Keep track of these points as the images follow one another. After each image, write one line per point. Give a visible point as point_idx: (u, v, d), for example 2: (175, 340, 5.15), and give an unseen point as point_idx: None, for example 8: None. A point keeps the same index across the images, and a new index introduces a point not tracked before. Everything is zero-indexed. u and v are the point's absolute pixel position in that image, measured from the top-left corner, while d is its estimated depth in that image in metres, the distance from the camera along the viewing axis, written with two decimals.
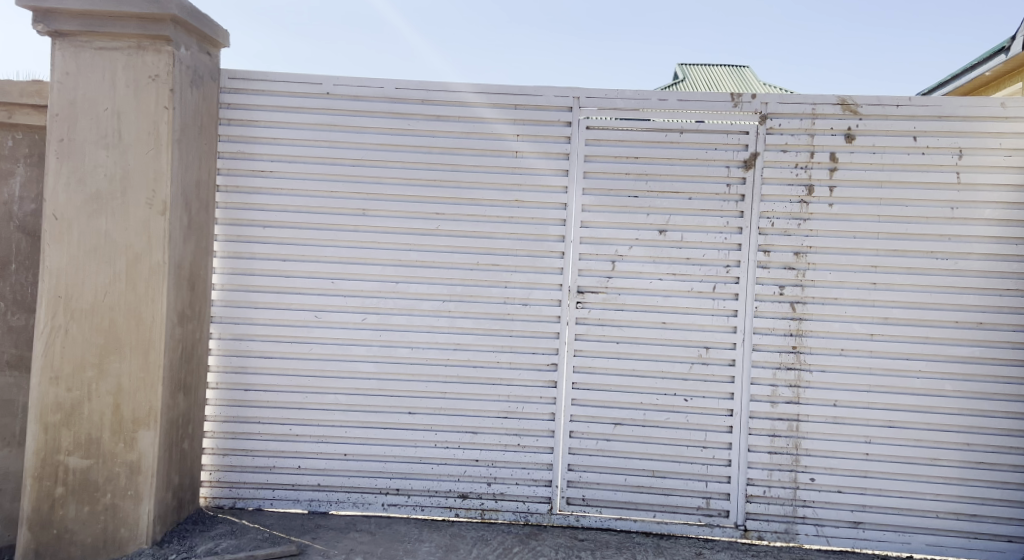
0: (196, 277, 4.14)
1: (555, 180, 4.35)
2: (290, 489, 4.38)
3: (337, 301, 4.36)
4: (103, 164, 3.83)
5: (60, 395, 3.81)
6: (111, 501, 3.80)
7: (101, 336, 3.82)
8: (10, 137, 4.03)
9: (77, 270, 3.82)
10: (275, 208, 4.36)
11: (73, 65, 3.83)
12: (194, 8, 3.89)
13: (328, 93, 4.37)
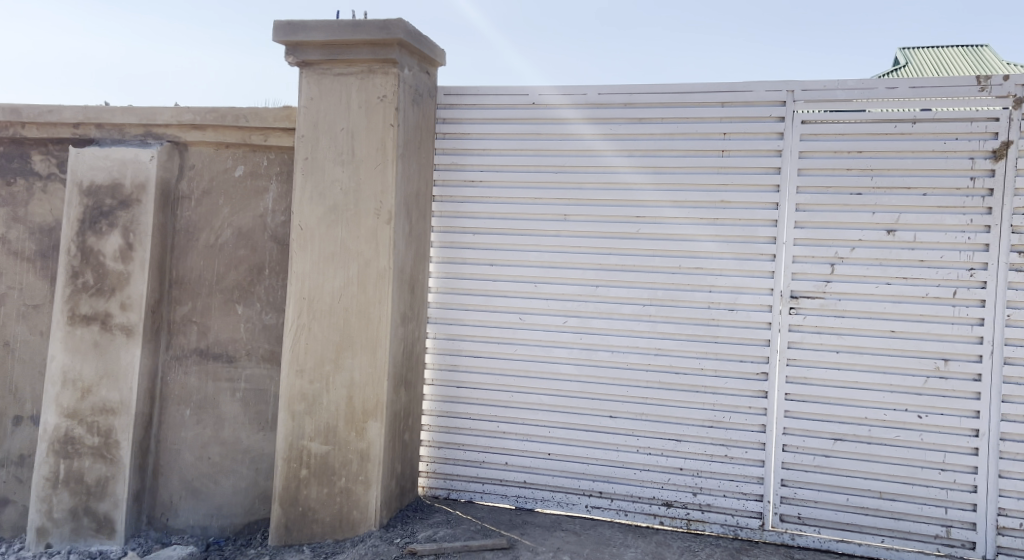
0: (415, 282, 4.45)
1: (766, 179, 4.15)
2: (498, 484, 4.55)
3: (541, 305, 4.47)
4: (340, 179, 4.24)
5: (304, 387, 4.26)
6: (345, 484, 4.19)
7: (337, 334, 4.22)
8: (266, 158, 4.61)
9: (318, 275, 4.26)
10: (483, 215, 4.57)
11: (316, 90, 4.28)
12: (418, 31, 4.20)
13: (534, 102, 4.51)
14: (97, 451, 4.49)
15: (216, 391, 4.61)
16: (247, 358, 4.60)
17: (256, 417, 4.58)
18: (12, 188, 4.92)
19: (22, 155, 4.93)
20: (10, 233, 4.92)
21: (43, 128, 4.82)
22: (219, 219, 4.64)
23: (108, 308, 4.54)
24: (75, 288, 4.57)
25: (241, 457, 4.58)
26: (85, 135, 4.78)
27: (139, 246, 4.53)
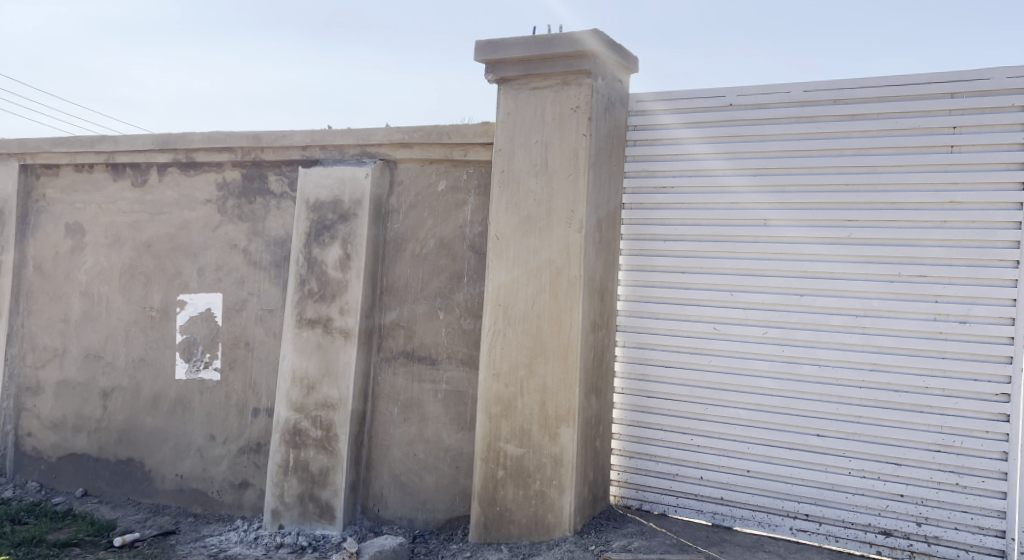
0: (605, 290, 4.45)
1: (1007, 176, 3.69)
2: (694, 499, 4.41)
3: (739, 314, 4.28)
4: (534, 189, 4.35)
5: (500, 390, 4.41)
6: (540, 488, 4.27)
7: (531, 340, 4.32)
8: (465, 172, 4.86)
9: (513, 283, 4.39)
10: (676, 222, 4.47)
11: (513, 105, 4.44)
12: (611, 39, 4.21)
13: (731, 104, 4.36)
14: (320, 443, 4.94)
15: (421, 392, 4.91)
16: (448, 362, 4.85)
17: (456, 417, 4.81)
18: (252, 207, 5.58)
19: (260, 177, 5.58)
20: (251, 246, 5.58)
21: (278, 152, 5.44)
22: (424, 231, 4.95)
23: (329, 313, 5.00)
24: (303, 294, 5.10)
25: (443, 455, 4.84)
26: (312, 156, 5.32)
27: (355, 256, 4.94)
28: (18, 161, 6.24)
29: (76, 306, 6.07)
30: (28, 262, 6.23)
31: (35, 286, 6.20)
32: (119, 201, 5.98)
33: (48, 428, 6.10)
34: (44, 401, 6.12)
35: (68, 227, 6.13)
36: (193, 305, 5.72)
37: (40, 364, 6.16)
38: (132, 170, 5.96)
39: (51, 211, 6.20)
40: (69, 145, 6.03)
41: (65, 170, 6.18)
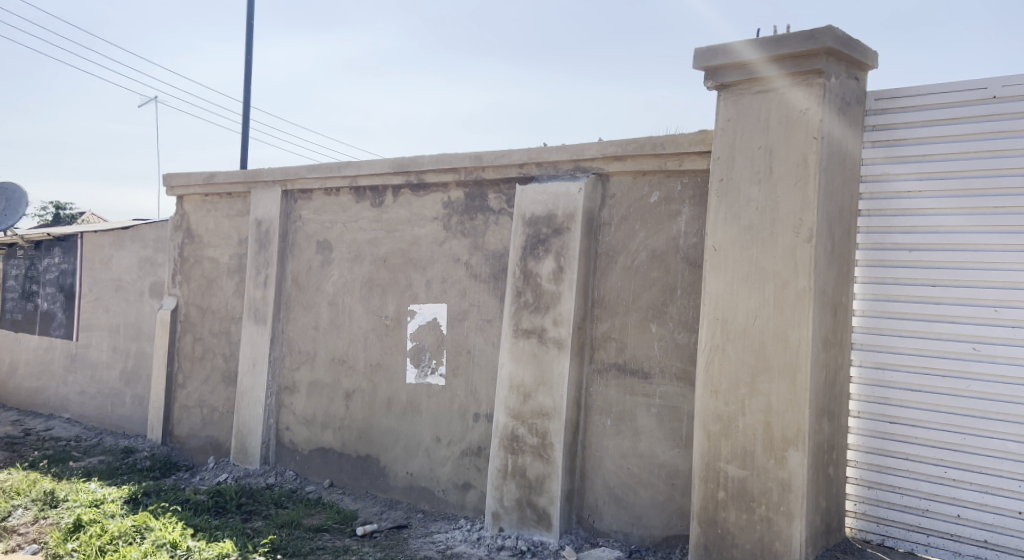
0: (838, 303, 4.11)
1: None
2: (948, 539, 3.93)
3: (1004, 332, 3.76)
4: (756, 198, 4.15)
5: (720, 407, 4.23)
6: (765, 513, 4.02)
7: (754, 356, 4.11)
8: (679, 182, 4.77)
9: (733, 296, 4.21)
10: (923, 229, 4.02)
11: (734, 112, 4.28)
12: (848, 35, 3.91)
13: (994, 96, 3.86)
14: (537, 451, 5.08)
15: (634, 406, 4.87)
16: (661, 376, 4.76)
17: (672, 433, 4.70)
18: (474, 223, 5.91)
19: (481, 195, 5.89)
20: (472, 259, 5.91)
21: (498, 171, 5.71)
22: (636, 243, 4.91)
23: (545, 324, 5.13)
24: (519, 305, 5.29)
25: (659, 471, 4.75)
26: (529, 173, 5.52)
27: (569, 269, 5.04)
28: (280, 187, 7.13)
29: (325, 315, 6.80)
30: (287, 275, 7.09)
31: (292, 297, 7.03)
32: (360, 220, 6.62)
33: (302, 423, 6.89)
34: (299, 399, 6.92)
35: (319, 245, 6.90)
36: (421, 315, 6.17)
37: (296, 366, 6.97)
38: (371, 191, 6.57)
39: (306, 230, 7.01)
40: (321, 172, 6.79)
41: (317, 194, 6.96)
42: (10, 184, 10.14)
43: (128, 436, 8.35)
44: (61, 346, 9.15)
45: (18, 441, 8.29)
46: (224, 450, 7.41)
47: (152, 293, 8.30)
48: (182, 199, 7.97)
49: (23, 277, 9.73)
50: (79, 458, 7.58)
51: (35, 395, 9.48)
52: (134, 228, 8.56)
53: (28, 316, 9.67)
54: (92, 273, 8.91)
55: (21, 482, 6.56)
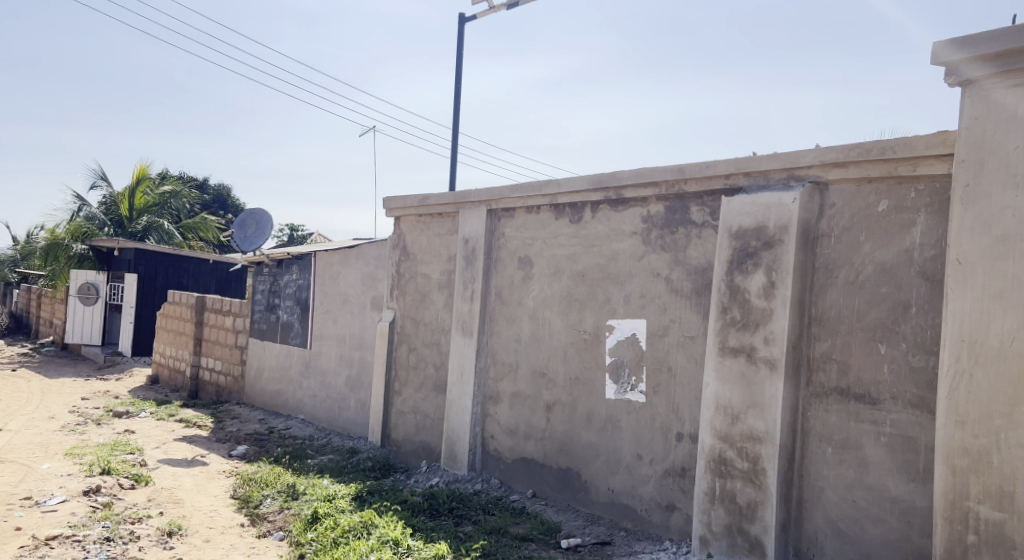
0: None
1: None
2: None
3: None
4: (1013, 205, 3.68)
5: (967, 440, 3.75)
6: None
7: (1012, 384, 3.62)
8: (913, 189, 4.40)
9: (986, 315, 3.73)
10: None
11: (983, 109, 3.82)
12: None
13: None
14: (747, 476, 4.82)
15: (859, 433, 4.51)
16: (893, 403, 4.40)
17: (906, 466, 4.32)
18: (675, 237, 5.79)
19: (683, 208, 5.76)
20: (672, 274, 5.79)
21: (701, 183, 5.55)
22: (860, 255, 4.58)
23: (754, 342, 4.88)
24: (725, 322, 5.07)
25: (890, 506, 4.36)
26: (735, 184, 5.30)
27: (781, 284, 4.76)
28: (485, 207, 7.41)
29: (526, 328, 6.97)
30: (491, 290, 7.36)
31: (495, 311, 7.29)
32: (560, 236, 6.73)
33: (505, 433, 7.11)
34: (502, 409, 7.15)
35: (521, 261, 7.11)
36: (620, 330, 6.14)
37: (499, 378, 7.21)
38: (571, 208, 6.66)
39: (508, 247, 7.24)
40: (523, 191, 6.98)
41: (519, 212, 7.17)
42: (260, 210, 11.59)
43: (352, 437, 9.13)
44: (298, 353, 10.24)
45: (264, 437, 9.37)
46: (435, 455, 7.86)
47: (372, 306, 9.04)
48: (400, 219, 8.54)
49: (268, 292, 11.02)
50: (313, 455, 8.40)
51: (276, 396, 10.68)
52: (358, 247, 9.39)
53: (271, 326, 10.92)
54: (323, 287, 9.88)
55: (268, 474, 7.41)
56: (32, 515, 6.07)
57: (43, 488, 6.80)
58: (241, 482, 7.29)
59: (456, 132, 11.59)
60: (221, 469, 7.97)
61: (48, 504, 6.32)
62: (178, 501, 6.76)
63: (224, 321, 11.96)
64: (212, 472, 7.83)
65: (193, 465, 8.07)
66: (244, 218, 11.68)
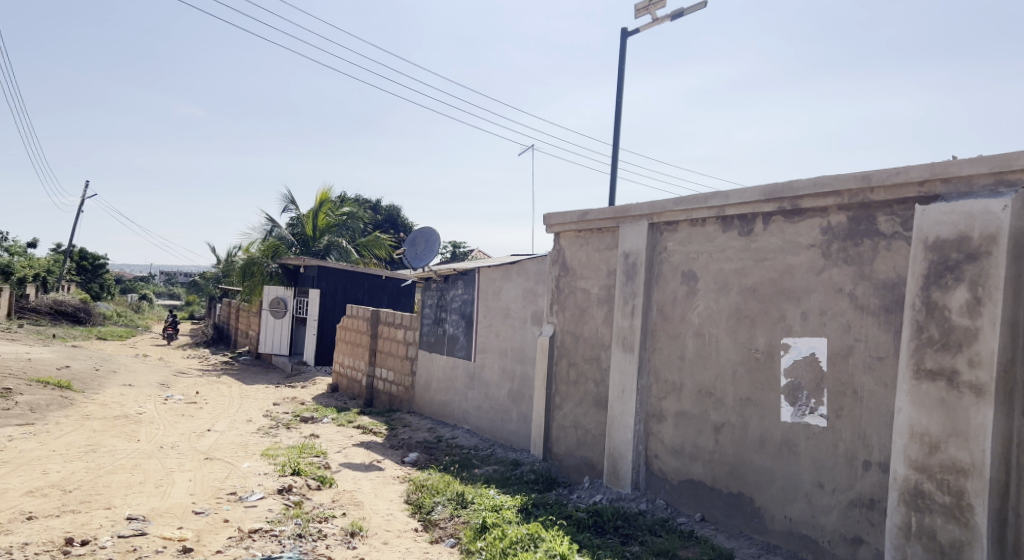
0: None
1: None
2: None
3: None
4: None
5: None
6: None
7: None
8: None
9: None
10: None
11: None
12: None
13: None
14: (949, 511, 4.40)
15: None
16: None
17: None
18: (860, 249, 5.43)
19: (868, 218, 5.41)
20: (858, 289, 5.45)
21: (890, 191, 5.19)
22: None
23: (955, 365, 4.45)
24: (920, 342, 4.64)
25: None
26: (932, 192, 4.94)
27: (990, 302, 4.33)
28: (647, 220, 7.17)
29: (691, 345, 6.71)
30: (653, 306, 7.11)
31: (658, 327, 7.04)
32: (728, 250, 6.46)
33: (670, 453, 6.84)
34: (666, 428, 6.89)
35: (684, 275, 6.85)
36: (797, 349, 5.83)
37: (662, 396, 6.95)
38: (740, 220, 6.38)
39: (671, 261, 6.98)
40: (688, 203, 6.74)
41: (682, 225, 6.90)
42: (428, 228, 12.16)
43: (515, 449, 9.29)
44: (463, 366, 10.58)
45: (433, 446, 9.77)
46: (597, 472, 7.70)
47: (534, 320, 9.17)
48: (559, 235, 8.35)
49: (435, 306, 11.51)
50: (479, 465, 8.63)
51: (443, 406, 11.11)
52: (520, 262, 9.57)
53: (438, 339, 11.38)
54: (486, 302, 10.16)
55: (439, 481, 7.71)
56: (237, 509, 6.71)
57: (245, 484, 7.52)
58: (414, 488, 7.63)
59: (617, 146, 11.56)
60: (395, 475, 8.39)
61: (249, 500, 6.97)
62: (359, 503, 7.20)
63: (396, 334, 12.64)
64: (388, 478, 8.27)
65: (370, 469, 8.56)
66: (413, 236, 12.29)
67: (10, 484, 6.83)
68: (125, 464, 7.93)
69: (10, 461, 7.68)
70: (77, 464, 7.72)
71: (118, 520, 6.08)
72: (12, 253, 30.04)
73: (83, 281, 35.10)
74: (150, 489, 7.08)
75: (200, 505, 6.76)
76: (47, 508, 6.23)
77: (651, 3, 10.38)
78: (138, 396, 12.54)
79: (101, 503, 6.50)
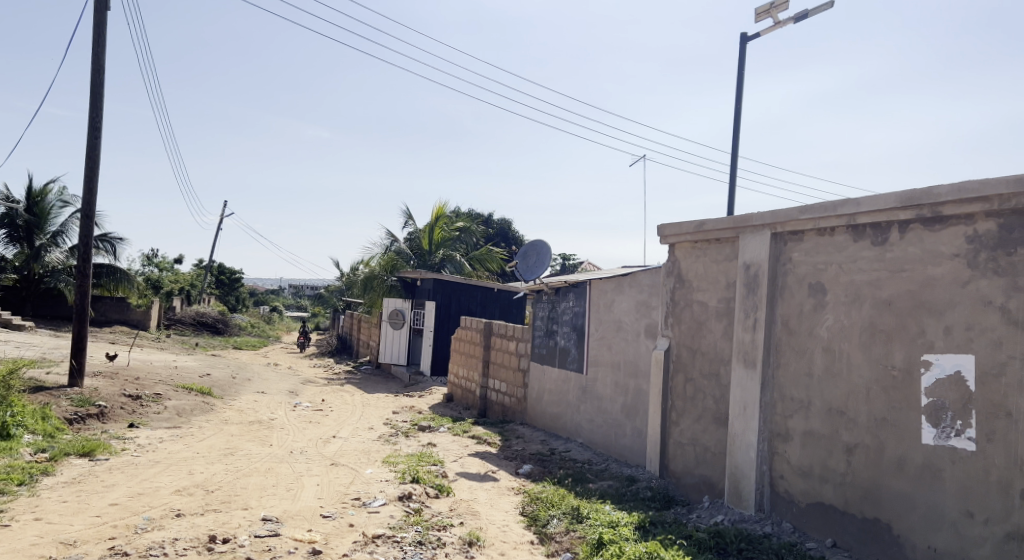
0: None
1: None
2: None
3: None
4: None
5: None
6: None
7: None
8: None
9: None
10: None
11: None
12: None
13: None
14: None
15: None
16: None
17: None
18: (1013, 259, 5.12)
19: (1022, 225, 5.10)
20: (1011, 302, 5.11)
21: None
22: None
23: None
24: None
25: None
26: None
27: None
28: (769, 230, 6.88)
29: (820, 361, 6.39)
30: (777, 319, 6.81)
31: (782, 342, 6.73)
32: (859, 260, 6.12)
33: (798, 474, 6.51)
34: (793, 448, 6.57)
35: (811, 287, 6.53)
36: (940, 366, 5.47)
37: (789, 414, 6.63)
38: (872, 228, 6.04)
39: (796, 272, 6.67)
40: (814, 211, 6.43)
41: (809, 235, 6.58)
42: (540, 241, 12.22)
43: (630, 465, 9.14)
44: (575, 379, 10.54)
45: (546, 458, 9.77)
46: (718, 491, 7.43)
47: (648, 334, 9.01)
48: (674, 246, 8.15)
49: (547, 318, 11.54)
50: (593, 480, 8.55)
51: (555, 419, 11.11)
52: (632, 274, 9.43)
53: (550, 351, 11.40)
54: (598, 315, 10.09)
55: (554, 494, 7.69)
56: (361, 514, 6.97)
57: (368, 490, 7.79)
58: (529, 500, 7.66)
59: (734, 154, 11.22)
60: (510, 486, 8.45)
61: (373, 505, 7.22)
62: (476, 512, 7.30)
63: (508, 346, 12.77)
64: (503, 489, 8.34)
65: (486, 480, 8.67)
66: (525, 249, 12.38)
67: (161, 483, 7.40)
68: (260, 467, 8.41)
69: (160, 461, 8.32)
70: (218, 466, 8.27)
71: (255, 521, 6.45)
72: (160, 269, 32.70)
73: (221, 295, 37.69)
74: (282, 492, 7.47)
75: (328, 509, 7.06)
76: (193, 507, 6.70)
77: (771, 6, 10.05)
78: (270, 403, 13.29)
79: (239, 503, 6.92)
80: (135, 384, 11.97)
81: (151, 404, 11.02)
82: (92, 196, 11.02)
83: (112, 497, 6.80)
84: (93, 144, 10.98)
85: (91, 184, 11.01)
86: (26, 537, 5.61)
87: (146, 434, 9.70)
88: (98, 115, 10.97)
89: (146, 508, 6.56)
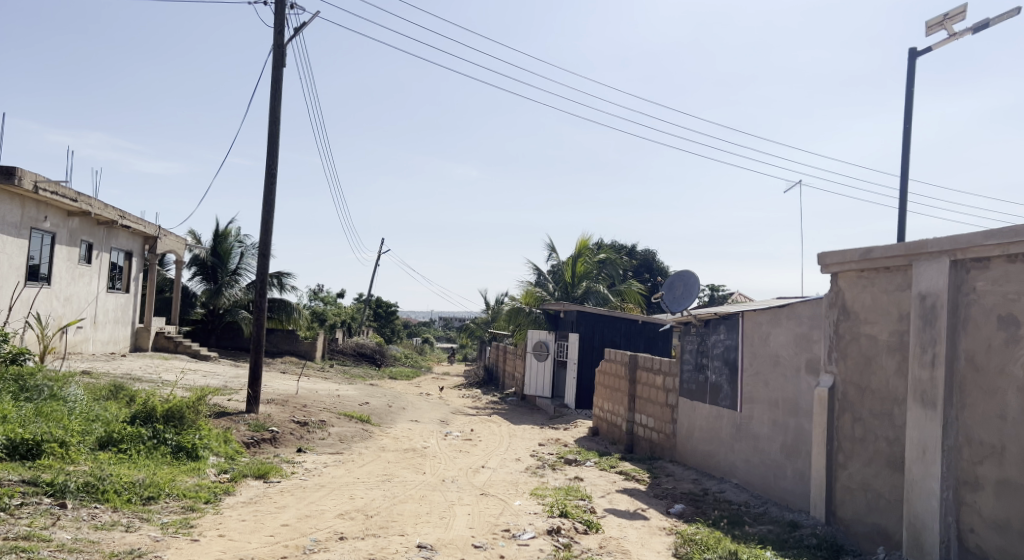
0: None
1: None
2: None
3: None
4: None
5: None
6: None
7: None
8: None
9: None
10: None
11: None
12: None
13: None
14: None
15: None
16: None
17: None
18: None
19: None
20: None
21: None
22: None
23: None
24: None
25: None
26: None
27: None
28: (947, 257, 6.31)
29: (1015, 402, 5.76)
30: (960, 354, 6.19)
31: (968, 380, 6.11)
32: None
33: (991, 528, 5.84)
34: (984, 499, 5.91)
35: (1001, 320, 5.91)
36: None
37: (977, 460, 5.99)
38: None
39: (981, 303, 6.07)
40: (1004, 236, 5.86)
41: (996, 262, 5.98)
42: (686, 271, 11.92)
43: (793, 509, 8.57)
44: (728, 416, 10.08)
45: (699, 498, 9.36)
46: (896, 543, 6.80)
47: (809, 370, 8.49)
48: (837, 275, 7.65)
49: (696, 351, 11.17)
50: (751, 523, 8.10)
51: (707, 458, 10.63)
52: (790, 305, 8.95)
53: (701, 386, 10.98)
54: (753, 349, 9.62)
55: (709, 537, 7.31)
56: (511, 546, 6.98)
57: (517, 522, 7.81)
58: (683, 541, 7.33)
59: (904, 176, 10.44)
60: (661, 526, 8.16)
61: (523, 538, 7.22)
62: (627, 551, 7.10)
63: (655, 380, 12.46)
64: (654, 528, 8.07)
65: (635, 517, 8.43)
66: (671, 279, 12.13)
67: (326, 506, 7.83)
68: (414, 494, 8.70)
69: (326, 485, 8.80)
70: (376, 492, 8.61)
71: (410, 547, 6.64)
72: (325, 303, 34.98)
73: (378, 327, 39.75)
74: (435, 520, 7.67)
75: (479, 539, 7.14)
76: (355, 530, 7.02)
77: (945, 18, 9.36)
78: (423, 432, 13.73)
79: (396, 529, 7.16)
80: (303, 411, 12.79)
81: (317, 431, 11.71)
82: (269, 236, 12.03)
83: (284, 519, 7.26)
84: (270, 190, 12.00)
85: (268, 227, 12.02)
86: (211, 551, 6.11)
87: (312, 459, 10.33)
88: (275, 164, 11.99)
89: (313, 530, 6.95)
